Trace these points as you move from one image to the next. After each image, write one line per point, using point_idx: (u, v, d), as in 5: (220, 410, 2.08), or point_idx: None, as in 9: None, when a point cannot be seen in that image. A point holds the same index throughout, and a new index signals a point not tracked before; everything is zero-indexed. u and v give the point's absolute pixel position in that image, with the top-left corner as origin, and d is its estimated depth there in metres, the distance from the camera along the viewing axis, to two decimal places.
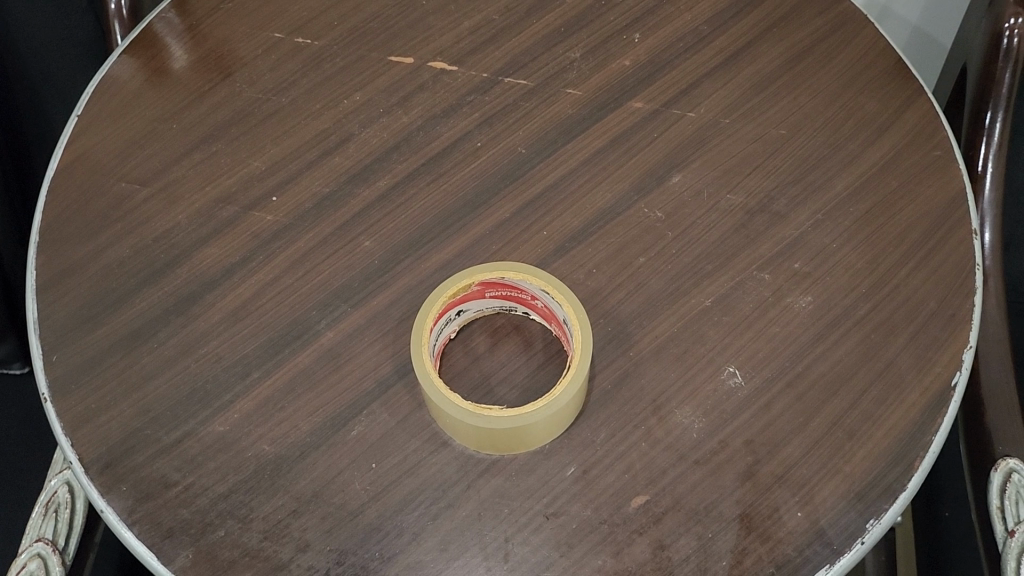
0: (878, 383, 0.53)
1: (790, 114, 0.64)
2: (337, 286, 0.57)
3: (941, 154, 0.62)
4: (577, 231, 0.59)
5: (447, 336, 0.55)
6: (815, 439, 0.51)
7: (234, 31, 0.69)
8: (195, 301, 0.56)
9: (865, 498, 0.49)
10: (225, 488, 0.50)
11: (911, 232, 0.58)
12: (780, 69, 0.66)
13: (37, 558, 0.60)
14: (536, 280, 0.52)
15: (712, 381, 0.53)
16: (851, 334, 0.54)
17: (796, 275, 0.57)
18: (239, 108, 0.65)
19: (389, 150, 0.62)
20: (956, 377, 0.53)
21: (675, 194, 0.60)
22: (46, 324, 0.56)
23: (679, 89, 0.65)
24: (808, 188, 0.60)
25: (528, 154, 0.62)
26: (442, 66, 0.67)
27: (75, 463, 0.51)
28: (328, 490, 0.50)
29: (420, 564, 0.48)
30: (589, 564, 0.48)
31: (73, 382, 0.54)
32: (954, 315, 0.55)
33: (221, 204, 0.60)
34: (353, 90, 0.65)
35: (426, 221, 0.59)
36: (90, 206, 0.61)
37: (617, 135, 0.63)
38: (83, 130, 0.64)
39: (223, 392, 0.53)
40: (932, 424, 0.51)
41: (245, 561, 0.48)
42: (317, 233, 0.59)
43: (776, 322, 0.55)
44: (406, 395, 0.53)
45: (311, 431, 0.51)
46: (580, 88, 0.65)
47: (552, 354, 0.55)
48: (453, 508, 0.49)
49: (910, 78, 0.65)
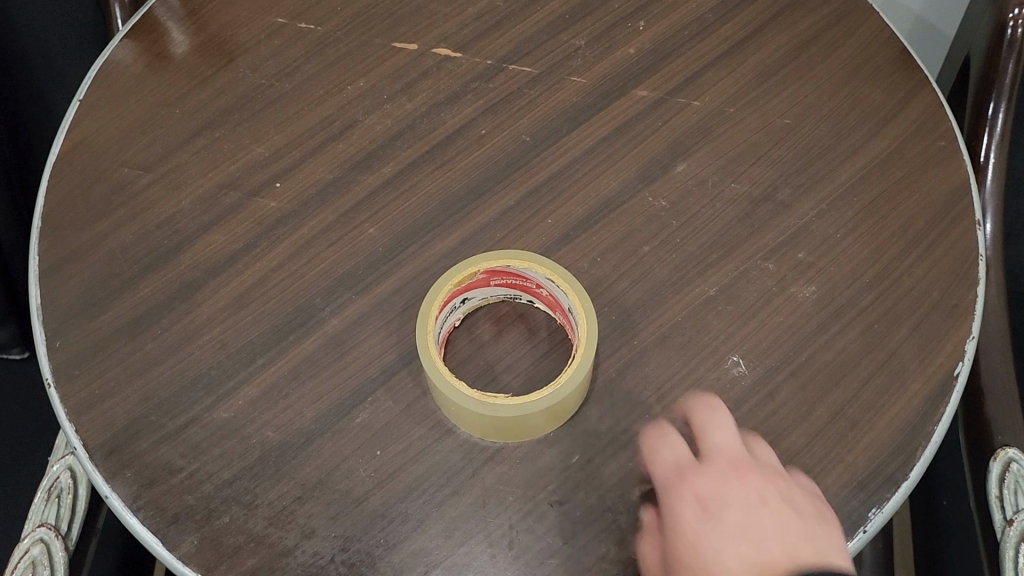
0: (880, 373, 0.53)
1: (794, 104, 0.64)
2: (341, 273, 0.57)
3: (946, 144, 0.62)
4: (581, 219, 0.59)
5: (451, 324, 0.55)
6: (818, 428, 0.51)
7: (236, 16, 0.68)
8: (199, 288, 0.56)
9: (866, 488, 0.49)
10: (230, 474, 0.50)
11: (914, 223, 0.59)
12: (785, 59, 0.66)
13: (40, 544, 0.60)
14: (540, 268, 0.52)
15: (716, 370, 0.53)
16: (855, 324, 0.55)
17: (800, 265, 0.57)
18: (243, 94, 0.64)
19: (393, 137, 0.62)
20: (958, 368, 0.53)
21: (679, 183, 0.60)
22: (50, 311, 0.56)
23: (684, 78, 0.65)
24: (812, 177, 0.60)
25: (532, 141, 0.62)
26: (447, 52, 0.66)
27: (79, 449, 0.51)
28: (333, 477, 0.50)
29: (425, 551, 0.48)
30: (593, 552, 0.48)
31: (76, 369, 0.54)
32: (957, 306, 0.55)
33: (224, 191, 0.60)
34: (357, 76, 0.65)
35: (431, 208, 0.59)
36: (91, 191, 0.60)
37: (622, 123, 0.63)
38: (86, 114, 0.64)
39: (228, 379, 0.53)
40: (934, 413, 0.51)
41: (250, 547, 0.48)
42: (320, 220, 0.59)
43: (780, 311, 0.55)
44: (411, 382, 0.53)
45: (316, 418, 0.52)
46: (585, 75, 0.65)
47: (557, 342, 0.55)
48: (458, 495, 0.49)
49: (915, 67, 0.65)
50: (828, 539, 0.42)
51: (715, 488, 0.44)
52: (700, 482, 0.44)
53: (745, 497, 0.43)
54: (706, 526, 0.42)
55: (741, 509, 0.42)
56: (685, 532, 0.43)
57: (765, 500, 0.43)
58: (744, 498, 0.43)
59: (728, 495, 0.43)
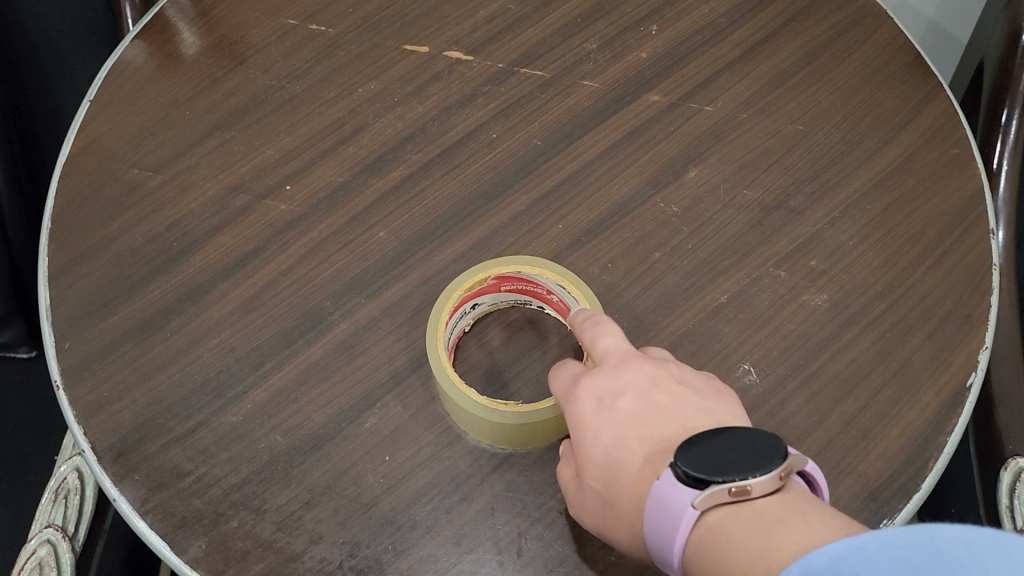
0: (893, 383, 0.53)
1: (807, 110, 0.63)
2: (350, 277, 0.56)
3: (960, 152, 0.61)
4: (592, 225, 0.58)
5: (461, 329, 0.54)
6: (829, 438, 0.51)
7: (247, 17, 0.68)
8: (208, 290, 0.56)
9: (878, 499, 0.49)
10: (238, 478, 0.50)
11: (928, 231, 0.58)
12: (799, 64, 0.66)
13: (48, 545, 0.61)
14: (552, 274, 0.52)
15: (726, 378, 0.53)
16: (867, 333, 0.54)
17: (812, 273, 0.56)
18: (253, 95, 0.64)
19: (403, 140, 0.62)
20: (971, 378, 0.53)
21: (691, 189, 0.60)
22: (59, 312, 0.56)
23: (697, 83, 0.64)
24: (825, 184, 0.60)
25: (544, 146, 0.62)
26: (458, 55, 0.66)
27: (88, 452, 0.51)
28: (341, 482, 0.50)
29: (433, 558, 0.48)
30: (602, 560, 0.48)
31: (85, 371, 0.53)
32: (970, 316, 0.55)
33: (234, 193, 0.60)
34: (368, 79, 0.65)
35: (441, 212, 0.59)
36: (102, 192, 0.60)
37: (634, 128, 0.62)
38: (97, 114, 0.63)
39: (237, 382, 0.53)
40: (947, 424, 0.51)
41: (258, 553, 0.48)
42: (330, 223, 0.58)
43: (792, 320, 0.55)
44: (420, 387, 0.52)
45: (324, 423, 0.51)
46: (596, 80, 0.64)
47: (567, 348, 0.55)
48: (467, 502, 0.49)
49: (929, 74, 0.65)
50: (718, 405, 0.45)
51: (608, 382, 0.45)
52: (596, 382, 0.45)
53: (638, 385, 0.44)
54: (607, 426, 0.44)
55: (637, 398, 0.44)
56: (586, 427, 0.44)
57: (656, 384, 0.45)
58: (636, 385, 0.45)
59: (624, 386, 0.45)
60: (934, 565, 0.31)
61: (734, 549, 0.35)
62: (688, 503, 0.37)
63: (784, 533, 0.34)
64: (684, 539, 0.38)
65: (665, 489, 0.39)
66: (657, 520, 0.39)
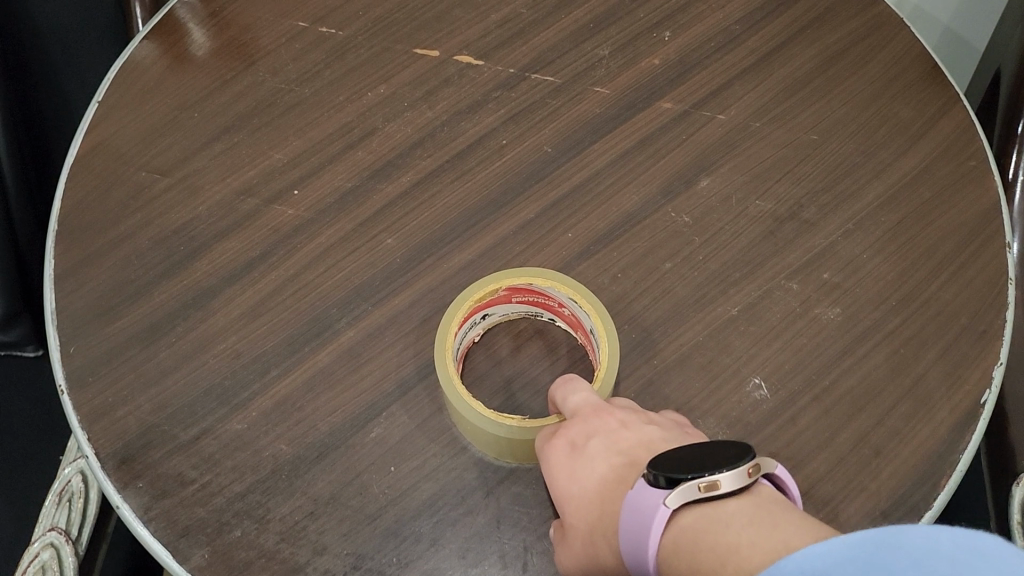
0: (906, 399, 0.52)
1: (821, 120, 0.63)
2: (358, 284, 0.56)
3: (976, 164, 0.60)
4: (602, 234, 0.58)
5: (471, 339, 0.54)
6: (841, 454, 0.50)
7: (257, 19, 0.68)
8: (215, 295, 0.56)
9: (889, 517, 0.48)
10: (243, 487, 0.49)
11: (942, 245, 0.57)
12: (814, 72, 0.65)
13: (50, 548, 0.61)
14: (565, 288, 0.51)
15: (736, 392, 0.52)
16: (880, 348, 0.53)
17: (825, 285, 0.56)
18: (262, 98, 0.64)
19: (412, 145, 0.61)
20: (986, 395, 0.52)
21: (703, 198, 0.59)
22: (64, 315, 0.55)
23: (710, 91, 0.64)
24: (839, 196, 0.59)
25: (554, 153, 0.61)
26: (469, 60, 0.65)
27: (91, 457, 0.50)
28: (346, 493, 0.49)
29: (438, 570, 0.47)
30: None
31: (90, 376, 0.53)
32: (985, 332, 0.54)
33: (241, 197, 0.59)
34: (378, 83, 0.64)
35: (450, 219, 0.58)
36: (109, 194, 0.60)
37: (645, 136, 0.62)
38: (105, 115, 0.63)
39: (242, 390, 0.52)
40: (960, 442, 0.50)
41: (261, 563, 0.47)
42: (337, 229, 0.58)
43: (804, 333, 0.54)
44: (426, 397, 0.52)
45: (330, 432, 0.51)
46: (608, 86, 0.64)
47: (576, 360, 0.54)
48: (473, 514, 0.49)
49: (946, 84, 0.64)
50: (691, 441, 0.45)
51: (581, 423, 0.45)
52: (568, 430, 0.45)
53: (608, 428, 0.44)
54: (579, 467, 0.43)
55: (608, 438, 0.44)
56: (562, 473, 0.44)
57: (628, 423, 0.45)
58: (606, 428, 0.44)
59: (596, 426, 0.45)
60: (895, 553, 0.29)
61: (709, 549, 0.34)
62: (659, 500, 0.37)
63: (756, 531, 0.34)
64: (658, 543, 0.37)
65: (640, 493, 0.38)
66: (632, 525, 0.38)
